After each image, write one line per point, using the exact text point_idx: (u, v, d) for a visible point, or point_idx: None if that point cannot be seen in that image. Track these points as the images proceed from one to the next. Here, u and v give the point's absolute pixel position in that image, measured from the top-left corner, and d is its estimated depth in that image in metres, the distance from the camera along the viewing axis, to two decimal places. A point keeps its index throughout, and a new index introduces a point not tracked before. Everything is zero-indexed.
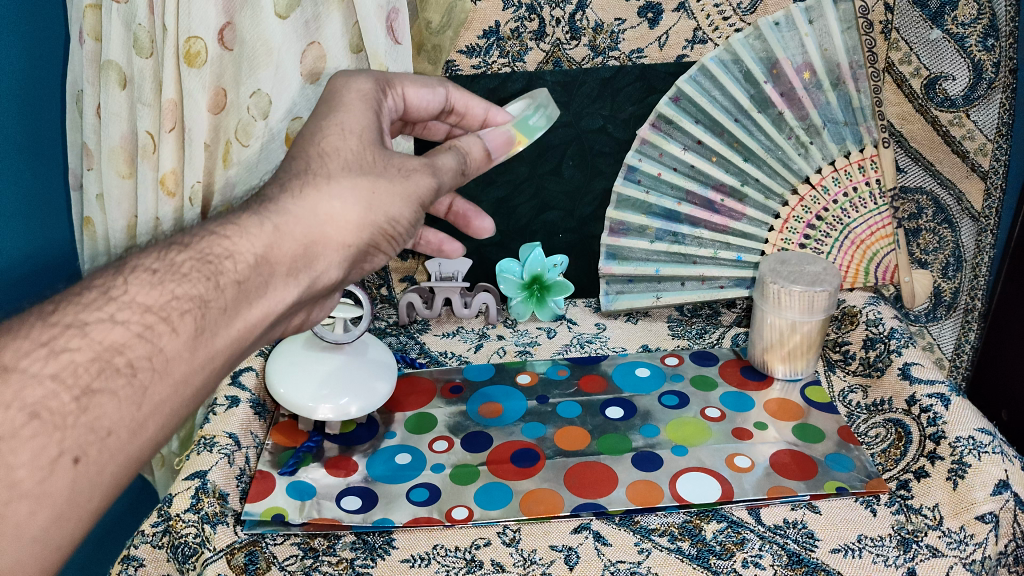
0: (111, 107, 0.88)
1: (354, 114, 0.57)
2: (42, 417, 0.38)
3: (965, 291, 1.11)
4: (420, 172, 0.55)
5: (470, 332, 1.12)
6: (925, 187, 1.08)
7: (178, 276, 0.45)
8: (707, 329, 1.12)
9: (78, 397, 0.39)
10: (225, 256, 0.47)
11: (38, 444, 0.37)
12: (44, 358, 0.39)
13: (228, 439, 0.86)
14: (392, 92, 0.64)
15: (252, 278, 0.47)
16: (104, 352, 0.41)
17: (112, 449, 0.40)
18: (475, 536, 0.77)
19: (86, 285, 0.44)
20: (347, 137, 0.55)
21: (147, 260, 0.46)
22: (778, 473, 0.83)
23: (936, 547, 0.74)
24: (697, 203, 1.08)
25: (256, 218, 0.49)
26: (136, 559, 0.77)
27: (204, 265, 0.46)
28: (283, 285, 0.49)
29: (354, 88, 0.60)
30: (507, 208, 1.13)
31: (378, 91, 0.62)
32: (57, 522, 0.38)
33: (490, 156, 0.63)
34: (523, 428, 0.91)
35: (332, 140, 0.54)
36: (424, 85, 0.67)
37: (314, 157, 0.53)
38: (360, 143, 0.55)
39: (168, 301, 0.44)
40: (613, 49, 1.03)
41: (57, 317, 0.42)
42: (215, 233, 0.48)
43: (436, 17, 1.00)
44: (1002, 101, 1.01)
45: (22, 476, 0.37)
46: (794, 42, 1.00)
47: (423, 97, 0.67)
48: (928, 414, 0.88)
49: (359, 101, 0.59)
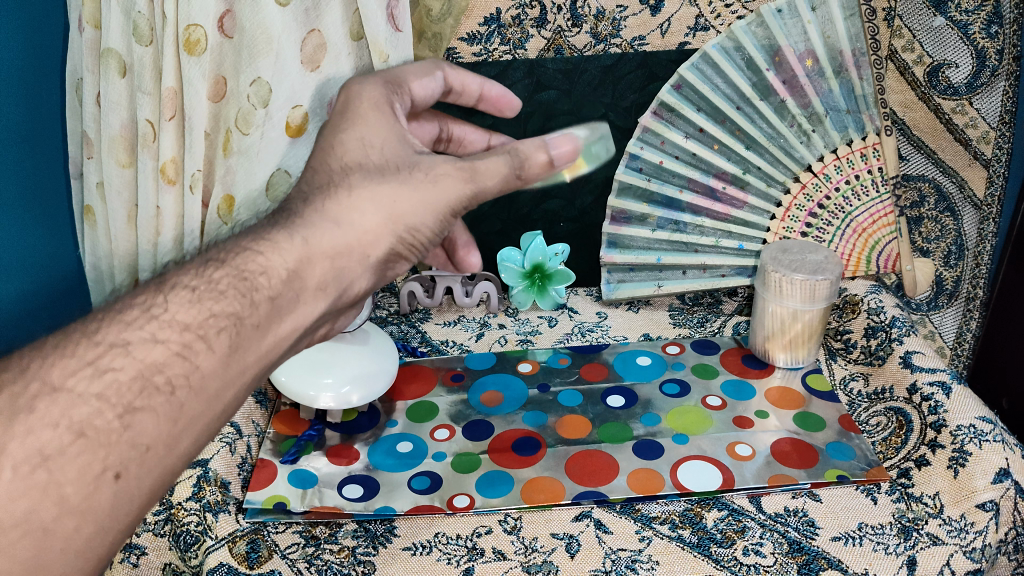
0: (111, 96, 0.87)
1: (373, 127, 0.55)
2: (87, 435, 0.38)
3: (967, 280, 1.10)
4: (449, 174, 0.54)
5: (472, 321, 1.12)
6: (927, 175, 1.08)
7: (215, 294, 0.45)
8: (709, 317, 1.12)
9: (121, 415, 0.39)
10: (260, 272, 0.47)
11: (84, 461, 0.37)
12: (90, 377, 0.39)
13: (230, 428, 0.87)
14: (402, 91, 0.61)
15: (285, 294, 0.48)
16: (144, 370, 0.40)
17: (152, 464, 0.40)
18: (476, 523, 0.77)
19: (127, 304, 0.43)
20: (370, 153, 0.54)
21: (185, 277, 0.46)
22: (778, 461, 0.83)
23: (936, 535, 0.74)
24: (698, 190, 1.07)
25: (286, 232, 0.49)
26: (138, 548, 0.76)
27: (240, 282, 0.46)
28: (313, 299, 0.49)
29: (364, 95, 0.57)
30: (509, 197, 1.13)
31: (390, 93, 0.59)
32: (99, 534, 0.39)
33: (552, 166, 0.57)
34: (524, 416, 0.92)
35: (354, 155, 0.53)
36: (425, 75, 0.65)
37: (337, 171, 0.53)
38: (383, 156, 0.54)
39: (205, 319, 0.44)
40: (614, 37, 1.03)
41: (100, 336, 0.41)
42: (249, 248, 0.48)
43: (436, 5, 0.97)
44: (1005, 89, 1.01)
45: (69, 492, 0.37)
46: (796, 29, 0.99)
47: (429, 88, 0.65)
48: (929, 403, 0.88)
49: (375, 112, 0.56)
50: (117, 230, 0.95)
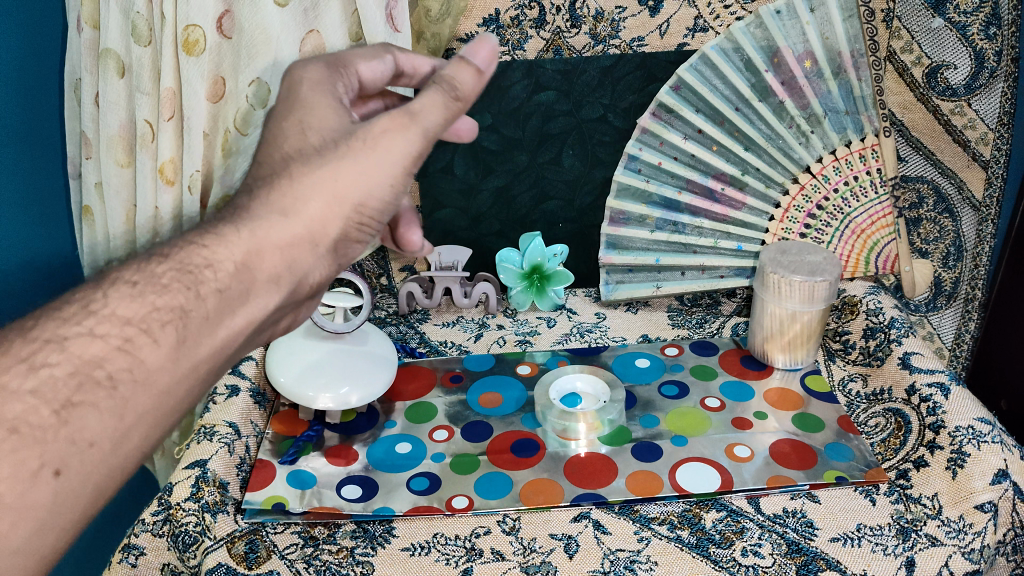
0: (109, 96, 0.87)
1: (316, 109, 0.53)
2: (21, 432, 0.37)
3: (965, 281, 1.11)
4: (390, 131, 0.50)
5: (471, 322, 1.12)
6: (925, 176, 1.08)
7: (158, 288, 0.44)
8: (707, 319, 1.12)
9: (58, 410, 0.38)
10: (205, 265, 0.46)
11: (18, 458, 0.36)
12: (24, 374, 0.38)
13: (228, 428, 0.86)
14: (347, 72, 0.59)
15: (234, 287, 0.46)
16: (83, 365, 0.40)
17: (94, 460, 0.39)
18: (475, 524, 0.77)
19: (66, 299, 0.43)
20: (309, 135, 0.52)
21: (127, 271, 0.45)
22: (778, 463, 0.83)
23: (935, 536, 0.74)
24: (697, 192, 1.07)
25: (233, 225, 0.48)
26: (136, 548, 0.76)
27: (184, 275, 0.45)
28: (265, 291, 0.48)
29: (305, 77, 0.55)
30: (507, 197, 1.14)
31: (333, 76, 0.57)
32: (39, 532, 0.38)
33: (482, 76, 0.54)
34: (524, 419, 0.92)
35: (293, 142, 0.52)
36: (374, 57, 0.62)
37: (281, 161, 0.51)
38: (321, 139, 0.52)
39: (148, 313, 0.42)
40: (613, 38, 1.03)
41: (36, 333, 0.40)
42: (193, 243, 0.47)
43: (436, 4, 0.98)
44: (1003, 90, 1.01)
45: (2, 490, 0.36)
46: (795, 30, 0.99)
47: (378, 72, 0.62)
48: (928, 404, 0.88)
49: (317, 92, 0.55)
50: (116, 230, 0.95)
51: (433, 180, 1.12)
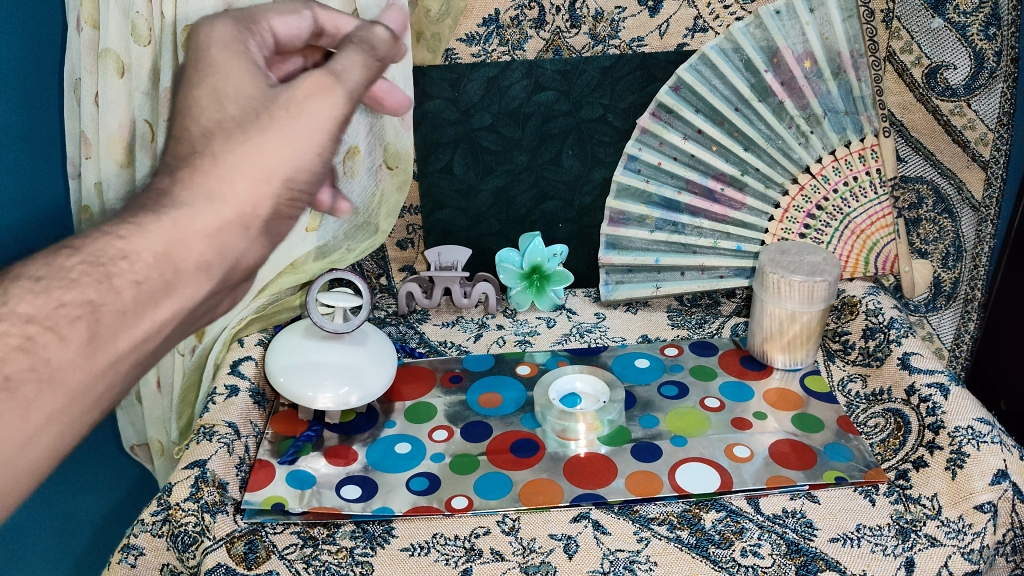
0: (109, 96, 0.86)
1: (229, 76, 0.45)
2: None
3: (964, 282, 1.11)
4: (315, 96, 0.45)
5: (470, 322, 1.12)
6: (925, 177, 1.08)
7: (66, 282, 0.38)
8: (706, 319, 1.12)
9: None
10: (120, 256, 0.40)
11: None
12: None
13: (227, 428, 0.86)
14: (259, 27, 0.51)
15: (155, 278, 0.41)
16: None
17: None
18: (475, 524, 0.77)
19: None
20: (225, 106, 0.45)
21: (30, 265, 0.39)
22: (777, 463, 0.83)
23: (935, 536, 0.74)
24: (697, 192, 1.07)
25: (153, 213, 0.42)
26: (136, 548, 0.77)
27: (95, 267, 0.39)
28: (194, 282, 0.43)
29: (211, 35, 0.47)
30: (507, 197, 1.14)
31: (244, 33, 0.49)
32: None
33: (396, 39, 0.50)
34: (523, 419, 0.91)
35: (209, 115, 0.44)
36: (290, 13, 0.53)
37: (200, 137, 0.44)
38: (242, 110, 0.45)
39: (54, 309, 0.38)
40: (613, 38, 1.03)
41: None
42: (107, 232, 0.41)
43: (436, 5, 0.99)
44: (1003, 91, 1.01)
45: None
46: (794, 31, 0.99)
47: (297, 27, 0.53)
48: (928, 405, 0.88)
49: (227, 53, 0.46)
50: None
51: (433, 180, 1.12)
